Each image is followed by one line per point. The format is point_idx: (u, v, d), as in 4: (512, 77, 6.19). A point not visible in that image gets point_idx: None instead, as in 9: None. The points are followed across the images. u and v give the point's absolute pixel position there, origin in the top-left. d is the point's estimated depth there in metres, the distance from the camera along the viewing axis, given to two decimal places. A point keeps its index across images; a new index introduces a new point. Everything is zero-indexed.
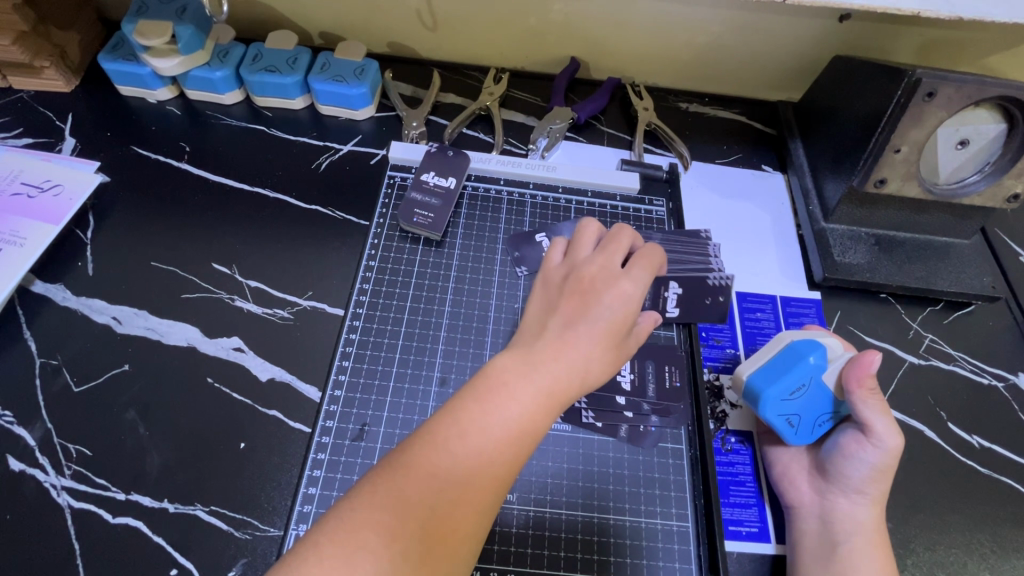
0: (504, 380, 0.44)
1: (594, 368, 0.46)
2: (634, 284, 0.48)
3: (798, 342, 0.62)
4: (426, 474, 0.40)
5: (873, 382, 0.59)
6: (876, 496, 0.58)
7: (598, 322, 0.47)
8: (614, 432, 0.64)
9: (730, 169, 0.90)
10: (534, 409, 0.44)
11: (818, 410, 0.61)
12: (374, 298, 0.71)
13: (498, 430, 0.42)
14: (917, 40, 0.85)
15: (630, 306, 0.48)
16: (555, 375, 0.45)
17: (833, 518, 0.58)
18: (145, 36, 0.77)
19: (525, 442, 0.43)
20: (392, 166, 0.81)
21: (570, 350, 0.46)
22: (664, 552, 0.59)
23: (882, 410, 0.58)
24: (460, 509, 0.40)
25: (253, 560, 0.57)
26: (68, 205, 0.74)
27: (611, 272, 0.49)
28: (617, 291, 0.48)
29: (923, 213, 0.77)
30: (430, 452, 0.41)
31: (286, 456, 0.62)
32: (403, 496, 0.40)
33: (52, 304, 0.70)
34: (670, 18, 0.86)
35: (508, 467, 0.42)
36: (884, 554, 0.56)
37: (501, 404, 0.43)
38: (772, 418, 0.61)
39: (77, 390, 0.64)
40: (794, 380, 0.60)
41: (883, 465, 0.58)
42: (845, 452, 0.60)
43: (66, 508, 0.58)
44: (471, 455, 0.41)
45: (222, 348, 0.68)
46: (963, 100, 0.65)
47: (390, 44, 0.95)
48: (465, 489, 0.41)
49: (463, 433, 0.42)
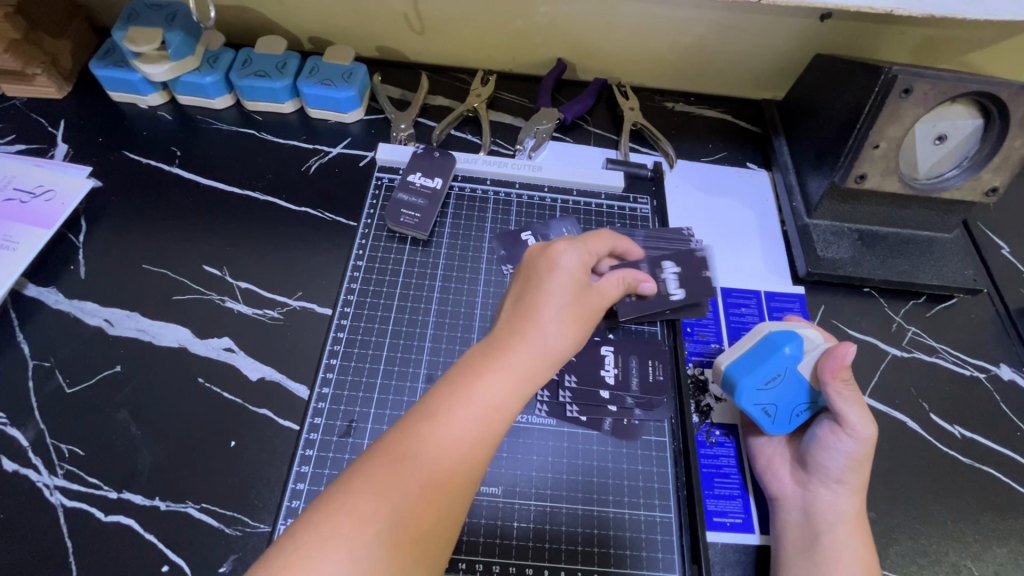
0: (468, 364, 0.47)
1: (553, 338, 0.49)
2: (569, 250, 0.54)
3: (775, 333, 0.63)
4: (400, 459, 0.42)
5: (847, 373, 0.59)
6: (855, 486, 0.59)
7: (552, 294, 0.51)
8: (598, 426, 0.65)
9: (715, 167, 0.91)
10: (501, 387, 0.45)
11: (795, 401, 0.62)
12: (361, 297, 0.72)
13: (471, 411, 0.44)
14: (899, 38, 0.86)
15: (578, 272, 0.53)
16: (519, 354, 0.47)
17: (815, 508, 0.59)
18: (134, 42, 0.78)
19: (495, 420, 0.45)
20: (381, 168, 0.82)
21: (531, 322, 0.49)
22: (648, 543, 0.60)
23: (856, 401, 0.59)
24: (436, 494, 0.42)
25: (243, 556, 0.58)
26: (60, 209, 0.75)
27: (555, 246, 0.54)
28: (560, 261, 0.53)
29: (904, 208, 0.78)
30: (403, 440, 0.43)
31: (275, 454, 0.63)
32: (382, 484, 0.41)
33: (45, 307, 0.70)
34: (654, 19, 0.87)
35: (478, 447, 0.44)
36: (866, 544, 0.57)
37: (468, 387, 0.45)
38: (748, 407, 0.62)
39: (69, 392, 0.65)
40: (769, 370, 0.61)
41: (859, 455, 0.59)
42: (823, 443, 0.60)
43: (59, 507, 0.59)
44: (445, 437, 0.43)
45: (213, 348, 0.69)
46: (938, 96, 0.66)
47: (379, 48, 0.96)
48: (442, 473, 0.42)
49: (435, 417, 0.43)
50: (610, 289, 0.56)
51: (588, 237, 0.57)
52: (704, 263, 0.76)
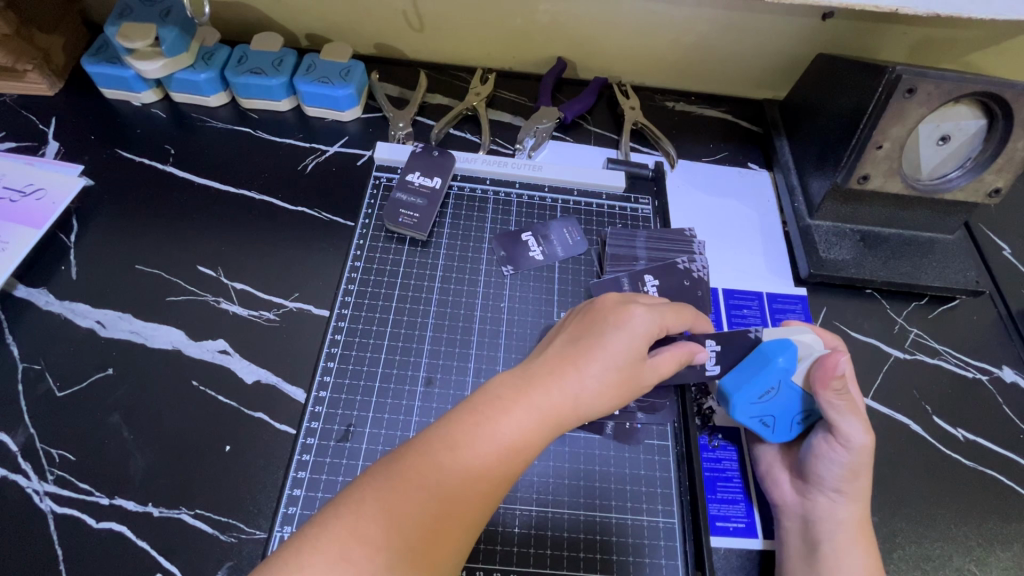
0: (502, 396, 0.46)
1: (591, 392, 0.48)
2: (645, 313, 0.52)
3: (769, 343, 0.61)
4: (417, 485, 0.41)
5: (841, 383, 0.57)
6: (855, 494, 0.58)
7: (607, 347, 0.49)
8: (600, 431, 0.64)
9: (717, 168, 0.90)
10: (528, 428, 0.45)
11: (792, 410, 0.61)
12: (359, 299, 0.71)
13: (495, 443, 0.44)
14: (900, 38, 0.86)
15: (645, 338, 0.51)
16: (552, 395, 0.46)
17: (815, 516, 0.58)
18: (127, 38, 0.77)
19: (516, 461, 0.44)
20: (378, 167, 0.81)
21: (572, 370, 0.48)
22: (651, 549, 0.59)
23: (850, 410, 0.58)
24: (446, 526, 0.41)
25: (239, 563, 0.56)
26: (50, 208, 0.74)
27: (630, 305, 0.53)
28: (630, 320, 0.51)
29: (907, 209, 0.78)
30: (423, 466, 0.42)
31: (271, 459, 0.62)
32: (396, 502, 0.40)
33: (35, 308, 0.69)
34: (655, 17, 0.87)
35: (493, 485, 0.43)
36: (868, 552, 0.56)
37: (494, 420, 0.44)
38: (744, 420, 0.62)
39: (60, 396, 0.64)
40: (763, 385, 0.60)
41: (855, 463, 0.58)
42: (817, 453, 0.60)
43: (49, 514, 0.57)
44: (467, 467, 0.42)
45: (208, 351, 0.68)
46: (943, 96, 0.66)
47: (377, 46, 0.95)
48: (454, 506, 0.42)
49: (460, 446, 0.43)
50: (666, 366, 0.53)
51: (668, 310, 0.54)
52: (706, 264, 0.74)
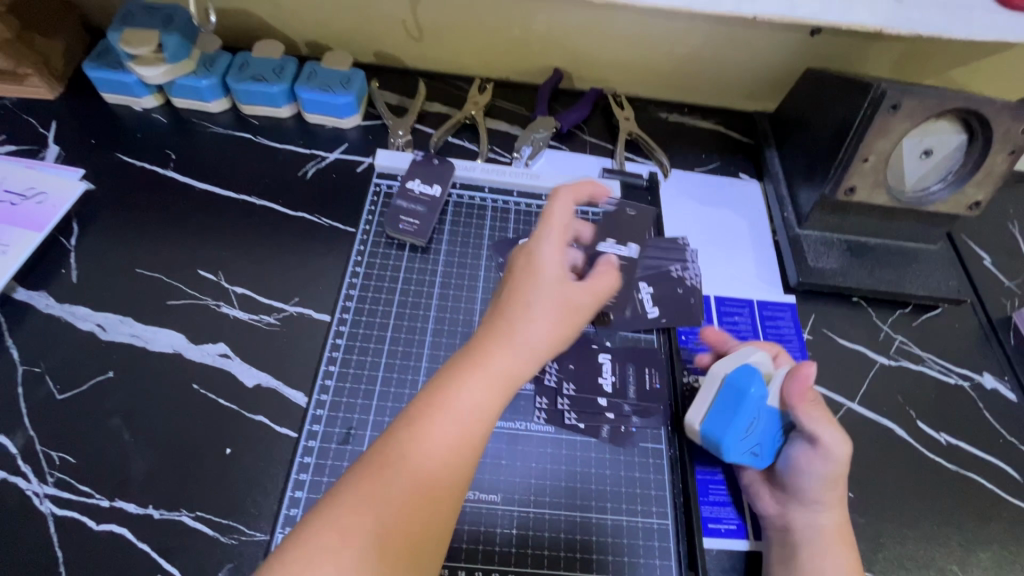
0: (450, 373, 0.49)
1: (534, 343, 0.51)
2: (546, 250, 0.55)
3: (734, 375, 0.62)
4: (389, 470, 0.45)
5: (812, 394, 0.61)
6: (833, 503, 0.59)
7: (530, 297, 0.53)
8: (596, 434, 0.66)
9: (708, 177, 0.92)
10: (480, 392, 0.49)
11: (773, 433, 0.62)
12: (360, 304, 0.72)
13: (450, 424, 0.47)
14: (884, 54, 0.89)
15: (555, 269, 0.54)
16: (498, 358, 0.50)
17: (796, 525, 0.59)
18: (131, 44, 0.78)
19: (478, 425, 0.48)
20: (378, 174, 0.83)
21: (510, 338, 0.51)
22: (646, 550, 0.61)
23: (826, 419, 0.60)
24: (424, 500, 0.45)
25: (239, 564, 0.57)
26: (51, 211, 0.74)
27: (534, 251, 0.56)
28: (540, 264, 0.54)
29: (891, 220, 0.80)
30: (389, 452, 0.46)
31: (272, 461, 0.62)
32: (371, 488, 0.44)
33: (35, 311, 0.69)
34: (649, 31, 0.89)
35: (461, 453, 0.47)
36: (848, 559, 0.57)
37: (448, 396, 0.48)
38: (739, 458, 0.61)
39: (60, 399, 0.64)
40: (745, 416, 0.61)
41: (833, 473, 0.59)
42: (798, 466, 0.60)
43: (49, 517, 0.58)
44: (432, 442, 0.46)
45: (208, 354, 0.68)
46: (925, 112, 0.68)
47: (376, 54, 0.97)
48: (429, 479, 0.45)
49: (420, 424, 0.47)
50: (601, 282, 0.57)
51: (552, 229, 0.57)
52: (698, 273, 0.77)
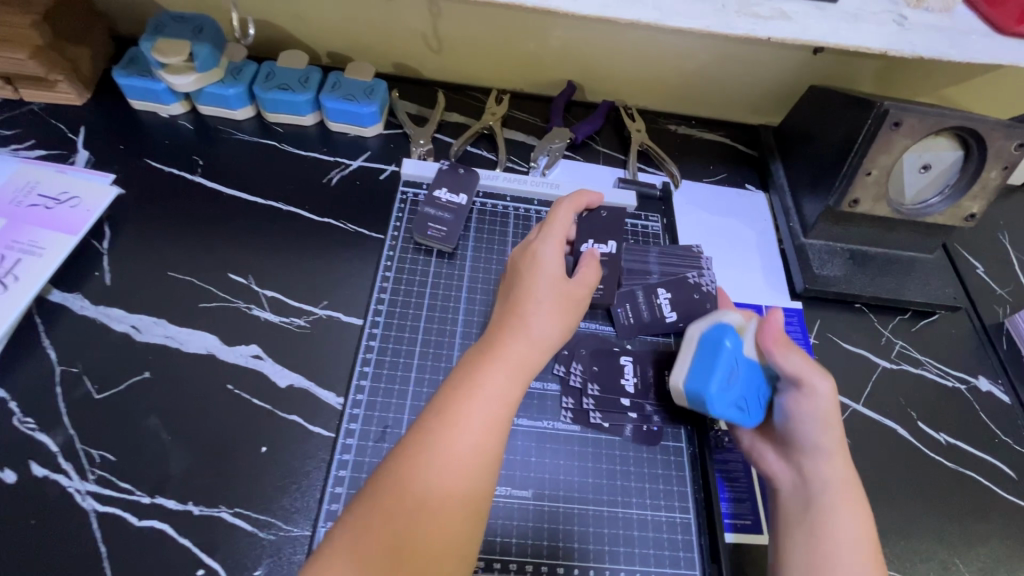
0: (472, 365, 0.54)
1: (544, 332, 0.57)
2: (545, 249, 0.62)
3: (710, 333, 0.67)
4: (424, 457, 0.48)
5: (785, 338, 0.64)
6: (836, 449, 0.60)
7: (537, 291, 0.59)
8: (620, 432, 0.69)
9: (717, 188, 0.96)
10: (503, 378, 0.53)
11: (755, 385, 0.65)
12: (391, 307, 0.74)
13: (476, 412, 0.50)
14: (882, 73, 0.94)
15: (555, 264, 0.61)
16: (514, 347, 0.55)
17: (804, 480, 0.60)
18: (163, 53, 0.80)
19: (504, 410, 0.52)
20: (405, 182, 0.85)
21: (523, 328, 0.56)
22: (670, 542, 0.64)
23: (802, 359, 0.62)
24: (462, 480, 0.48)
25: (278, 559, 0.59)
26: (85, 215, 0.76)
27: (533, 251, 0.62)
28: (542, 263, 0.61)
29: (892, 231, 0.84)
30: (422, 439, 0.49)
31: (308, 459, 0.65)
32: (410, 473, 0.47)
33: (70, 313, 0.71)
34: (660, 47, 0.93)
35: (491, 436, 0.50)
36: (858, 506, 0.57)
37: (474, 384, 0.52)
38: (725, 412, 0.64)
39: (98, 398, 0.65)
40: (723, 369, 0.64)
41: (826, 413, 0.61)
42: (793, 414, 0.62)
43: (91, 513, 0.59)
44: (464, 429, 0.49)
45: (241, 356, 0.70)
46: (924, 129, 0.73)
47: (395, 65, 0.99)
48: (466, 464, 0.48)
49: (451, 413, 0.50)
50: (589, 274, 0.63)
51: (554, 228, 0.64)
52: (714, 280, 0.78)
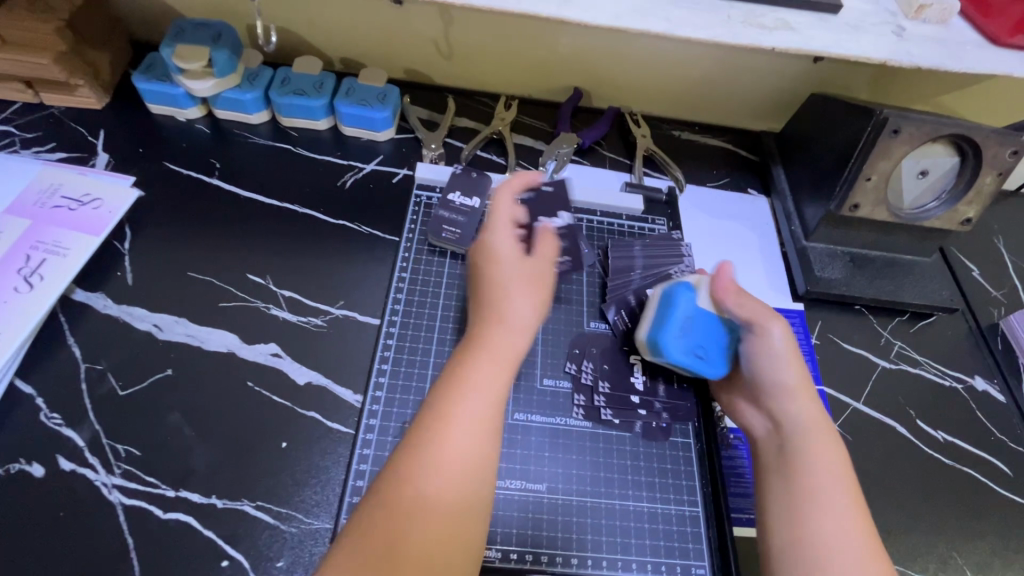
0: (457, 365, 0.55)
1: (517, 322, 0.57)
2: (500, 239, 0.61)
3: (666, 289, 0.71)
4: (421, 462, 0.50)
5: (736, 286, 0.68)
6: (801, 386, 0.63)
7: (506, 283, 0.58)
8: (630, 428, 0.71)
9: (720, 192, 0.99)
10: (489, 373, 0.54)
11: (712, 335, 0.68)
12: (407, 307, 0.76)
13: (467, 414, 0.52)
14: (880, 81, 0.96)
15: (514, 252, 0.60)
16: (492, 343, 0.55)
17: (779, 426, 0.62)
18: (183, 59, 0.82)
19: (494, 405, 0.53)
20: (418, 186, 0.87)
21: (499, 321, 0.57)
22: (680, 534, 0.66)
23: (752, 305, 0.66)
24: (461, 476, 0.50)
25: (300, 550, 0.61)
26: (108, 216, 0.78)
27: (487, 241, 0.61)
28: (500, 253, 0.60)
29: (891, 234, 0.87)
30: (417, 446, 0.50)
31: (327, 454, 0.66)
32: (409, 477, 0.49)
33: (93, 312, 0.73)
34: (666, 54, 0.95)
35: (484, 433, 0.52)
36: (831, 440, 0.60)
37: (462, 385, 0.53)
38: (682, 361, 0.68)
39: (122, 394, 0.67)
40: (678, 321, 0.69)
41: (784, 350, 0.64)
42: (754, 358, 0.65)
43: (118, 505, 0.61)
44: (456, 429, 0.51)
45: (260, 354, 0.72)
46: (922, 136, 0.75)
47: (407, 71, 1.02)
48: (465, 461, 0.50)
49: (443, 415, 0.52)
50: (546, 248, 0.62)
51: (498, 218, 0.62)
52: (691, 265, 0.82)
